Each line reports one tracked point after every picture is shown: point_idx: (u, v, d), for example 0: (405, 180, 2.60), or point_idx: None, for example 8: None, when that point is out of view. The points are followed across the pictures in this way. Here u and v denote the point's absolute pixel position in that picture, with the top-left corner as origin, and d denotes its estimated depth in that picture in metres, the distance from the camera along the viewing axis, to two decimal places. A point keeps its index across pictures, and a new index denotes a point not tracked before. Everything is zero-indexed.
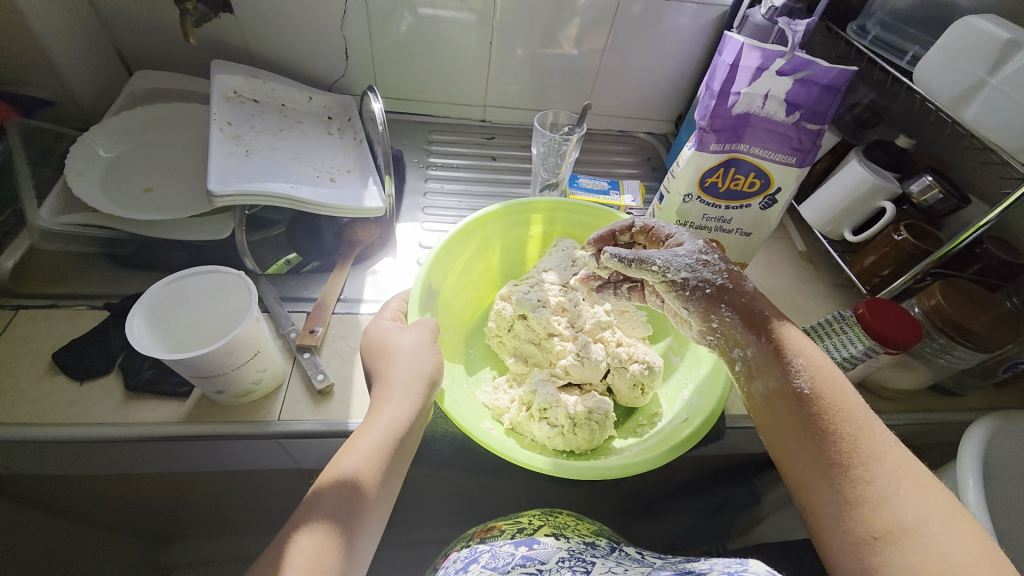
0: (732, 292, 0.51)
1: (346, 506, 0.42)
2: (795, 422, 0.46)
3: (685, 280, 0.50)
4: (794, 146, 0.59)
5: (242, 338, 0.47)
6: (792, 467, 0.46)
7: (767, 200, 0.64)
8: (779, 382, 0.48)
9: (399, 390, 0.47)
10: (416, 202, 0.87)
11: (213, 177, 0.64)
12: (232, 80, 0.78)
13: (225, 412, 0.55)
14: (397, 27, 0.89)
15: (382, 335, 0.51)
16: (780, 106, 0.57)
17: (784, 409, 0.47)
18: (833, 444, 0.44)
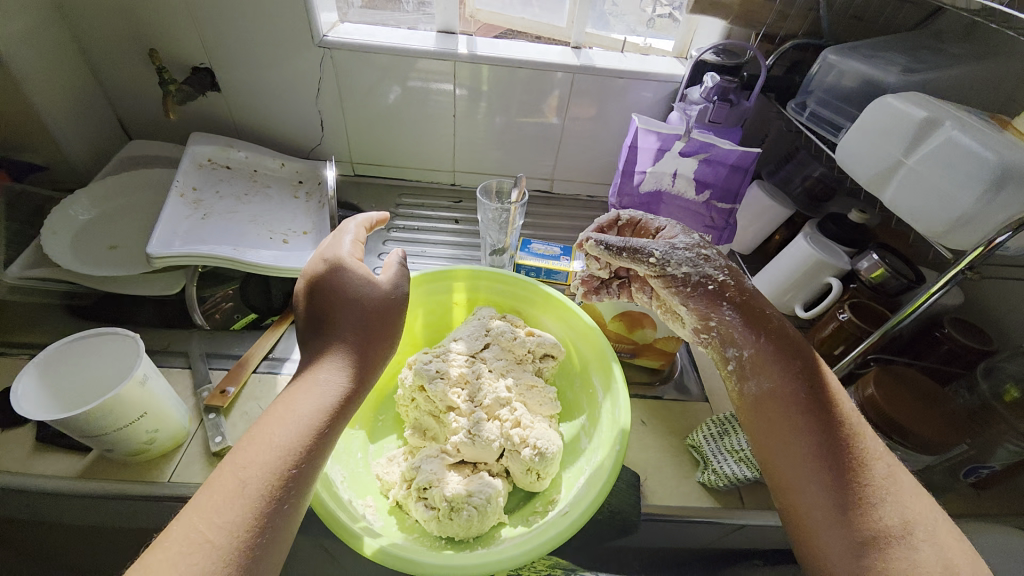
0: (733, 286, 0.52)
1: (305, 459, 0.41)
2: (795, 421, 0.46)
3: (685, 276, 0.52)
4: (707, 223, 0.58)
5: (122, 401, 0.48)
6: (788, 465, 0.45)
7: None
8: (779, 380, 0.48)
9: (365, 337, 0.49)
10: (369, 264, 0.90)
11: (158, 239, 0.69)
12: (205, 150, 0.86)
13: (122, 469, 0.56)
14: (386, 98, 0.95)
15: (337, 266, 0.52)
16: (688, 184, 0.57)
17: (782, 407, 0.47)
18: (830, 435, 0.44)
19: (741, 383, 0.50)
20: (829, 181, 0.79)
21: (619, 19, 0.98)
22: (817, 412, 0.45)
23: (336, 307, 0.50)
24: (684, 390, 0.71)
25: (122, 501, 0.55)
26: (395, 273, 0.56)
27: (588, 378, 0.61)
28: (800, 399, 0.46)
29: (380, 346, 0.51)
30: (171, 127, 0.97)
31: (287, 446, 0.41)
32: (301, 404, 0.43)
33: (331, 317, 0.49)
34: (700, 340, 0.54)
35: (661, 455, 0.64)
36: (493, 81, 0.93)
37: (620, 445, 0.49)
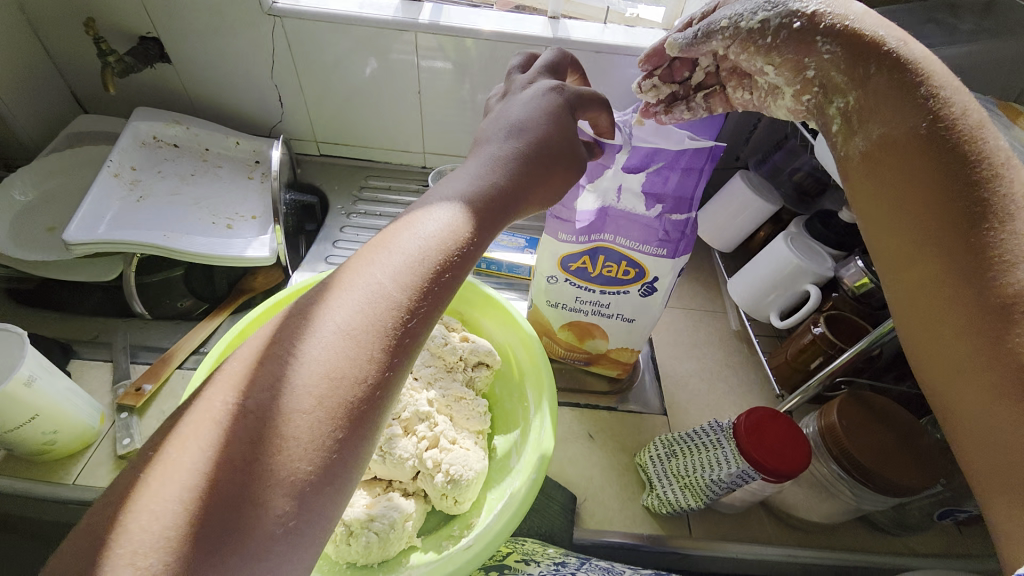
0: (830, 15, 0.37)
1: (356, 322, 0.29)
2: (914, 182, 0.34)
3: (763, 24, 0.39)
4: (660, 236, 0.51)
5: (8, 403, 0.45)
6: (905, 237, 0.34)
7: (646, 287, 0.54)
8: (899, 131, 0.35)
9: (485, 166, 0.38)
10: (321, 251, 0.86)
11: (80, 224, 0.66)
12: (150, 126, 0.82)
13: (32, 466, 0.52)
14: (360, 72, 0.88)
15: (525, 100, 0.43)
16: (636, 199, 0.52)
17: (898, 170, 0.35)
18: (958, 190, 0.32)
19: (847, 155, 0.39)
20: (819, 176, 0.72)
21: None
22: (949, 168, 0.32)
23: (486, 133, 0.41)
24: (641, 402, 0.66)
25: (28, 503, 0.52)
26: (537, 92, 0.43)
27: (524, 391, 0.55)
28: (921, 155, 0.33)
29: (521, 177, 0.38)
30: (125, 102, 0.92)
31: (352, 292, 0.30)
32: (399, 224, 0.34)
33: (475, 148, 0.40)
34: (803, 106, 0.42)
35: (604, 474, 0.58)
36: (467, 52, 0.85)
37: (536, 474, 0.44)
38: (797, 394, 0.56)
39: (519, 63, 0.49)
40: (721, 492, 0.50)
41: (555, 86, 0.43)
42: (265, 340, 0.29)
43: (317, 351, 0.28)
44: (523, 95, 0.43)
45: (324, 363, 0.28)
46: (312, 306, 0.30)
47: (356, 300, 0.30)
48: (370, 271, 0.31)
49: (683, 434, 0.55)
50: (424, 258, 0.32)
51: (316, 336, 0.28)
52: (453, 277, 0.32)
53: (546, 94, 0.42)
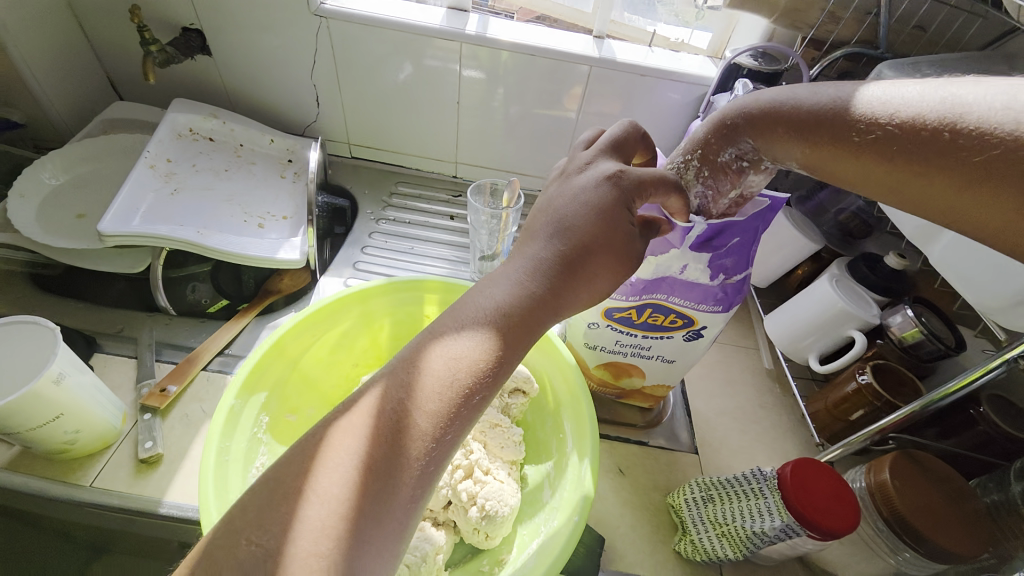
0: (704, 151, 0.44)
1: (388, 442, 0.28)
2: (841, 160, 0.34)
3: (702, 194, 0.46)
4: (717, 295, 0.49)
5: (32, 402, 0.43)
6: (904, 199, 0.32)
7: (691, 334, 0.53)
8: (794, 144, 0.37)
9: (525, 267, 0.35)
10: (349, 257, 0.85)
11: (114, 216, 0.65)
12: (187, 119, 0.81)
13: (47, 465, 0.51)
14: (394, 76, 0.87)
15: (579, 188, 0.38)
16: (700, 271, 0.48)
17: (823, 164, 0.36)
18: (876, 146, 0.32)
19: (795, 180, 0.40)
20: (867, 218, 0.70)
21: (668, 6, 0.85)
22: (843, 134, 0.34)
23: (531, 225, 0.38)
24: (672, 438, 0.64)
25: (43, 502, 0.50)
26: (590, 183, 0.38)
27: (560, 421, 0.54)
28: (819, 146, 0.35)
29: (564, 278, 0.34)
30: (161, 90, 0.91)
31: (390, 413, 0.29)
32: (446, 328, 0.32)
33: (518, 242, 0.37)
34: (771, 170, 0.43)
35: (634, 513, 0.57)
36: (514, 64, 0.84)
37: (579, 516, 0.42)
38: (838, 447, 0.55)
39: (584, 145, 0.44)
40: (763, 545, 0.49)
41: (611, 175, 0.38)
42: (355, 457, 0.28)
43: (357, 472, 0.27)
44: (580, 180, 0.38)
45: (364, 487, 0.27)
46: (345, 428, 0.29)
47: (431, 415, 0.29)
48: (422, 383, 0.30)
49: (722, 480, 0.53)
50: (456, 376, 0.30)
51: (351, 461, 0.28)
52: (487, 389, 0.31)
53: (601, 184, 0.37)
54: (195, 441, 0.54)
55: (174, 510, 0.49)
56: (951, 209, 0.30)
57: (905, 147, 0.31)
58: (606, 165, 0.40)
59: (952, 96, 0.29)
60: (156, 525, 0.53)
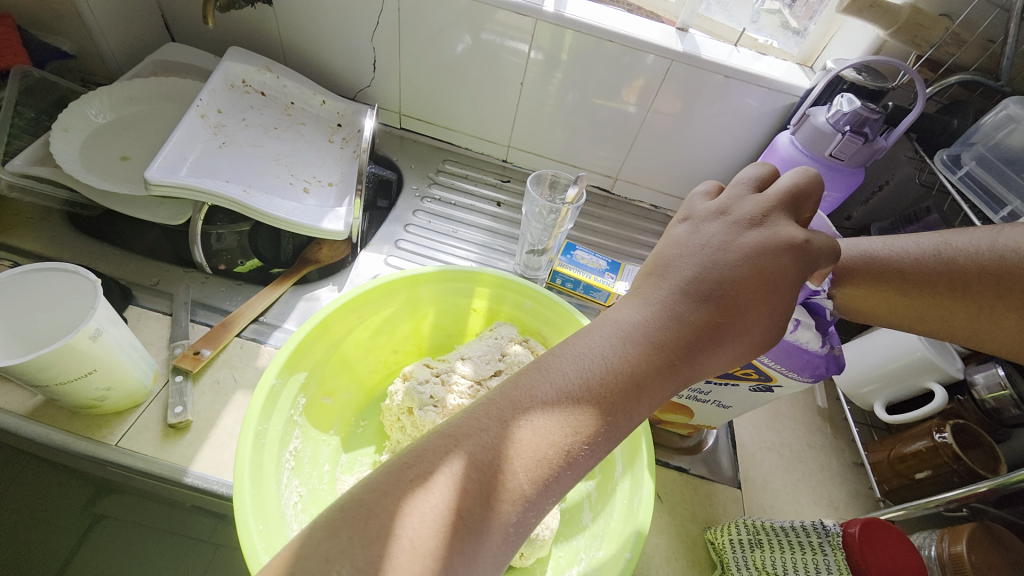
0: None
1: (485, 491, 0.26)
2: (887, 297, 0.47)
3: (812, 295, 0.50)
4: (812, 364, 0.43)
5: (67, 356, 0.41)
6: (941, 324, 0.46)
7: (760, 386, 0.47)
8: (859, 288, 0.48)
9: (660, 320, 0.31)
10: (391, 233, 0.81)
11: (162, 164, 0.62)
12: (242, 69, 0.77)
13: (71, 419, 0.49)
14: (453, 48, 0.82)
15: (751, 248, 0.33)
16: (814, 333, 0.43)
17: (872, 300, 0.48)
18: (915, 286, 0.46)
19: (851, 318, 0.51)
20: None
21: (721, 6, 0.80)
22: (877, 280, 0.47)
23: (674, 270, 0.33)
24: (715, 468, 0.61)
25: (66, 455, 0.49)
26: (757, 242, 0.33)
27: None
28: (867, 288, 0.48)
29: (701, 347, 0.31)
30: (214, 36, 0.88)
31: (491, 459, 0.27)
32: (557, 375, 0.29)
33: (650, 282, 0.34)
34: None
35: (670, 545, 0.54)
36: (585, 50, 0.79)
37: (631, 554, 0.39)
38: (900, 506, 0.51)
39: (750, 181, 0.38)
40: None
41: (796, 244, 0.33)
42: (450, 506, 0.25)
43: (444, 513, 0.25)
44: (753, 234, 0.33)
45: (452, 534, 0.25)
46: (437, 461, 0.26)
47: (537, 475, 0.27)
48: (534, 436, 0.27)
49: (776, 526, 0.49)
50: (568, 436, 0.28)
51: (440, 501, 0.25)
52: (595, 455, 0.29)
53: (779, 253, 0.32)
54: (225, 411, 0.51)
55: (198, 482, 0.47)
56: (973, 326, 0.44)
57: (925, 288, 0.46)
58: (778, 220, 0.34)
59: (942, 244, 0.46)
60: (176, 492, 0.51)
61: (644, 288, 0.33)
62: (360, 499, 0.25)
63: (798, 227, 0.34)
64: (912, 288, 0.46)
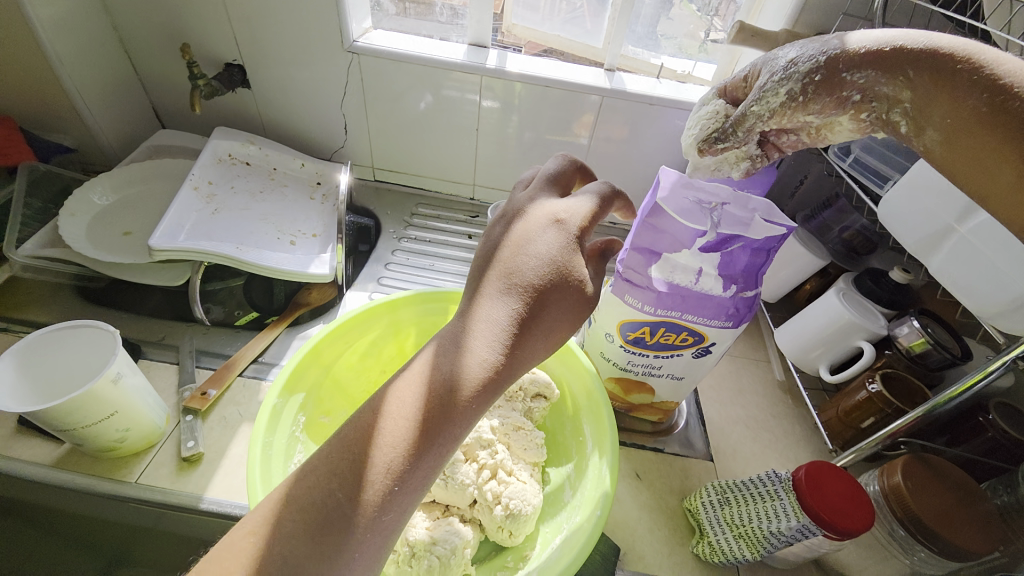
0: (844, 57, 0.38)
1: (336, 507, 0.31)
2: (949, 102, 0.33)
3: (791, 94, 0.40)
4: (730, 313, 0.49)
5: (92, 398, 0.47)
6: (996, 188, 0.33)
7: (700, 351, 0.54)
8: (952, 108, 0.33)
9: (479, 324, 0.37)
10: (373, 273, 0.89)
11: (163, 231, 0.69)
12: (228, 145, 0.87)
13: (94, 463, 0.54)
14: (414, 106, 0.93)
15: (521, 241, 0.40)
16: (715, 279, 0.48)
17: (931, 99, 0.34)
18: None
19: (916, 146, 0.37)
20: (870, 234, 0.72)
21: (670, 41, 0.93)
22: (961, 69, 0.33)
23: (483, 277, 0.39)
24: (687, 446, 0.66)
25: (90, 498, 0.54)
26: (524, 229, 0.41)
27: (579, 424, 0.56)
28: (936, 77, 0.34)
29: (515, 336, 0.36)
30: (200, 119, 0.98)
31: (338, 477, 0.32)
32: (398, 392, 0.35)
33: (471, 292, 0.39)
34: (864, 124, 0.39)
35: (652, 517, 0.58)
36: (531, 95, 0.90)
37: (601, 510, 0.44)
38: (851, 452, 0.58)
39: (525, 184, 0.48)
40: (779, 545, 0.50)
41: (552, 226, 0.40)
42: (303, 526, 0.31)
43: (298, 534, 0.30)
44: (534, 215, 0.42)
45: (306, 551, 0.30)
46: (293, 491, 0.32)
47: (382, 482, 0.32)
48: (372, 451, 0.33)
49: (738, 483, 0.55)
50: (408, 442, 0.33)
51: (296, 523, 0.31)
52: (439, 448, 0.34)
53: (547, 240, 0.39)
54: (233, 442, 0.57)
55: (213, 506, 0.52)
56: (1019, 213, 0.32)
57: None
58: (547, 206, 0.43)
59: None
60: (195, 524, 0.56)
61: (467, 295, 0.39)
62: (231, 537, 0.31)
63: (557, 205, 0.43)
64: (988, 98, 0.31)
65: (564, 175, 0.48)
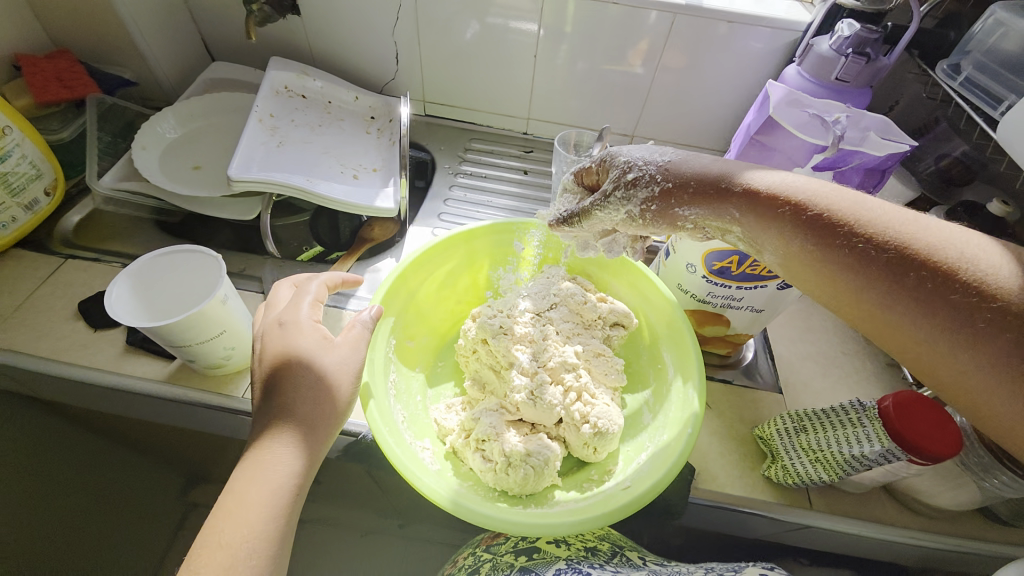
0: (675, 188, 0.45)
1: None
2: (781, 234, 0.39)
3: (631, 214, 0.47)
4: None
5: (205, 317, 0.50)
6: (853, 314, 0.37)
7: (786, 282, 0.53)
8: (783, 240, 0.39)
9: (276, 410, 0.44)
10: (433, 209, 0.89)
11: (237, 164, 0.70)
12: (284, 76, 0.85)
13: (202, 380, 0.58)
14: (468, 33, 0.88)
15: (269, 344, 0.47)
16: None
17: (760, 229, 0.41)
18: (865, 264, 0.35)
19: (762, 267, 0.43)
20: (969, 163, 0.65)
21: None
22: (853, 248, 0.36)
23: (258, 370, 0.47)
24: (757, 378, 0.67)
25: (201, 410, 0.58)
26: (275, 326, 0.49)
27: (657, 352, 0.57)
28: (817, 236, 0.37)
29: (322, 411, 0.45)
30: (248, 51, 0.95)
31: (223, 552, 0.38)
32: (253, 476, 0.41)
33: (261, 387, 0.46)
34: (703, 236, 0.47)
35: (723, 442, 0.60)
36: (585, 21, 0.84)
37: (693, 429, 0.46)
38: None
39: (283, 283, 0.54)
40: (858, 469, 0.52)
41: (279, 323, 0.48)
42: None
43: None
44: (307, 324, 0.48)
45: None
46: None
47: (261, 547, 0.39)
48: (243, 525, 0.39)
49: (816, 411, 0.56)
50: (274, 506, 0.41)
51: None
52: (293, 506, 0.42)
53: (273, 334, 0.48)
54: None
55: None
56: (888, 334, 0.36)
57: (876, 266, 0.35)
58: (273, 305, 0.51)
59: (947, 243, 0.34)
60: None
61: (265, 384, 0.46)
62: None
63: (294, 298, 0.50)
64: (879, 269, 0.35)
65: (325, 292, 0.52)
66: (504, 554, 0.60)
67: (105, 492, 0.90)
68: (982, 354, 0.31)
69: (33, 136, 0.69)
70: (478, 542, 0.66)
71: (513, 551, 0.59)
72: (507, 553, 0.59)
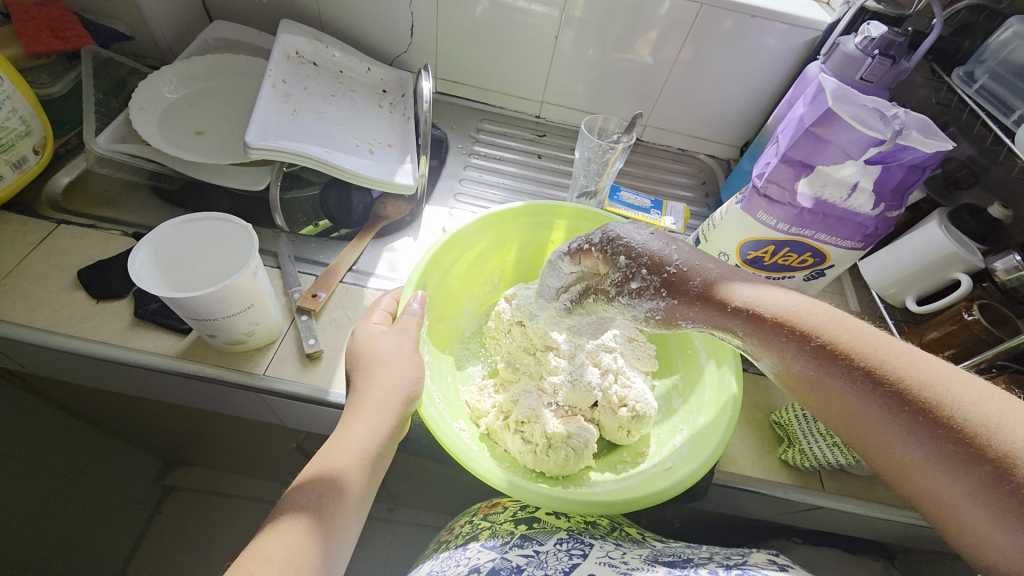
0: (681, 298, 0.45)
1: None
2: (780, 352, 0.41)
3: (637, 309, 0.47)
4: (867, 235, 0.49)
5: (236, 290, 0.47)
6: (854, 435, 0.38)
7: (813, 274, 0.56)
8: (783, 358, 0.41)
9: (325, 454, 0.43)
10: (449, 188, 0.88)
11: (253, 131, 0.67)
12: (295, 41, 0.81)
13: (221, 356, 0.56)
14: (485, 9, 0.85)
15: (357, 358, 0.48)
16: (868, 197, 0.48)
17: (762, 346, 0.42)
18: (863, 391, 0.37)
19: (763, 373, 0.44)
20: (976, 167, 0.68)
21: None
22: (853, 372, 0.38)
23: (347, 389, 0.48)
24: None
25: (218, 388, 0.56)
26: (368, 339, 0.49)
27: (686, 338, 0.59)
28: (813, 358, 0.39)
29: (361, 463, 0.43)
30: (250, 11, 0.89)
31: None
32: (282, 524, 0.39)
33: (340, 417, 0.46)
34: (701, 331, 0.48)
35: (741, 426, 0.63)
36: (596, 5, 0.83)
37: (732, 412, 0.47)
38: None
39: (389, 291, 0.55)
40: None
41: (366, 338, 0.49)
42: None
43: None
44: (388, 337, 0.48)
45: None
46: None
47: None
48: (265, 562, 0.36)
49: None
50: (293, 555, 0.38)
51: None
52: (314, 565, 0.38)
53: (360, 353, 0.48)
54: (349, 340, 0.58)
55: (341, 398, 0.54)
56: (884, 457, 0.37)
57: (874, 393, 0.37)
58: (374, 309, 0.52)
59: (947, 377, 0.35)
60: (317, 417, 0.59)
61: (349, 395, 0.47)
62: None
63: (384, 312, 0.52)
64: (864, 393, 0.37)
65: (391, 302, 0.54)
66: (503, 522, 0.57)
67: (83, 477, 0.84)
68: (992, 491, 0.32)
69: (21, 88, 0.63)
70: (477, 511, 0.63)
71: (513, 519, 0.57)
72: (507, 522, 0.57)
